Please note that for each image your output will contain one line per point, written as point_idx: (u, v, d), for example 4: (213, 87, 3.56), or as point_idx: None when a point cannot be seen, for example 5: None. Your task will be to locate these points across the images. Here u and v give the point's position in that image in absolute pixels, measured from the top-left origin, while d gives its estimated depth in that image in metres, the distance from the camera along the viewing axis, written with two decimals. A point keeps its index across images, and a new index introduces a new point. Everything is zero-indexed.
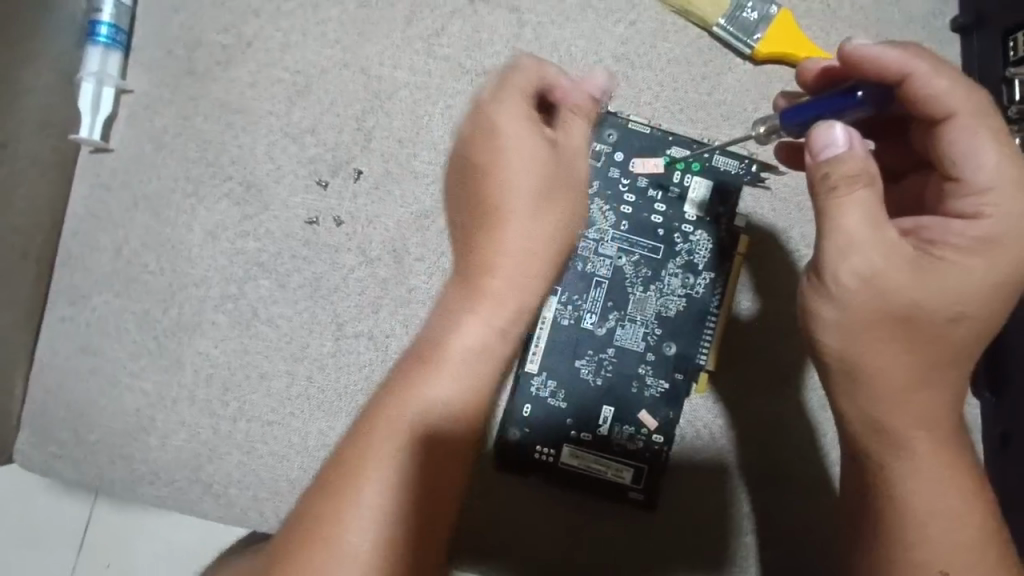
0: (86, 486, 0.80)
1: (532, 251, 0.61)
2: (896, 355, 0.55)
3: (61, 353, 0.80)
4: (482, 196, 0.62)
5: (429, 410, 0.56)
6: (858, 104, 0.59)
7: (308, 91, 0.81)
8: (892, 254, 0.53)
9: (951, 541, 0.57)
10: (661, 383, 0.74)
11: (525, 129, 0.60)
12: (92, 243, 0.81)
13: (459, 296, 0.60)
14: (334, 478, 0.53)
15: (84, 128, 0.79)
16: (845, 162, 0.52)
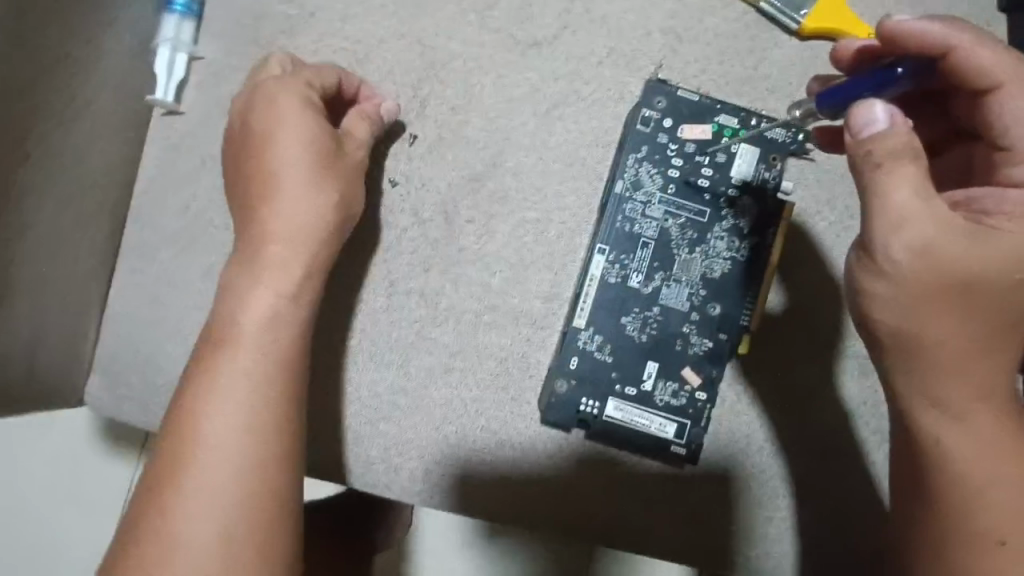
0: (151, 428, 0.85)
1: (306, 222, 0.72)
2: (951, 324, 0.60)
3: (130, 302, 0.85)
4: (251, 172, 0.74)
5: (236, 380, 0.65)
6: (898, 79, 0.63)
7: (367, 60, 0.85)
8: (945, 228, 0.57)
9: (1008, 507, 0.62)
10: (704, 341, 0.81)
11: (289, 109, 0.74)
12: (161, 200, 0.85)
13: (240, 276, 0.71)
14: (168, 469, 0.61)
15: (158, 90, 0.84)
16: (890, 132, 0.56)
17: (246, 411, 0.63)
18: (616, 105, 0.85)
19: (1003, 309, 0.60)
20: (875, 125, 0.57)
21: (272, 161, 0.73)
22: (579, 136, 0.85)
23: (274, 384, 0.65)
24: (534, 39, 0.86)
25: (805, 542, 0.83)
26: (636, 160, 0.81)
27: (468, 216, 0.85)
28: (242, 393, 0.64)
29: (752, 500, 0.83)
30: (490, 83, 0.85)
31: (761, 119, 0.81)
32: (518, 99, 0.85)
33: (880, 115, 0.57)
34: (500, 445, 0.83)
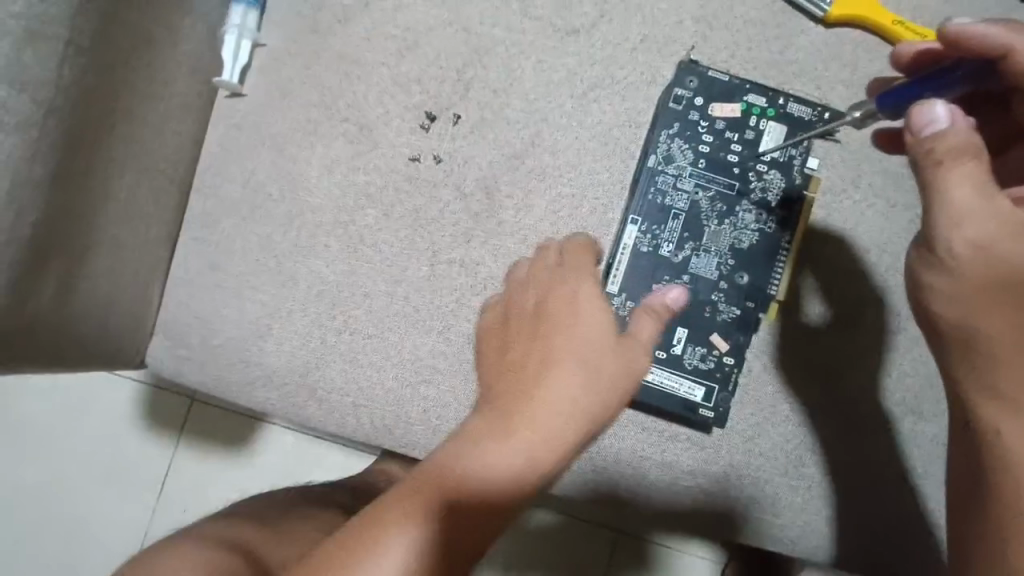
0: (206, 387, 0.90)
1: (557, 434, 0.56)
2: (1020, 320, 0.61)
3: (192, 269, 0.92)
4: (550, 291, 0.64)
5: (407, 529, 0.50)
6: (958, 81, 0.67)
7: (415, 46, 0.92)
8: (1010, 225, 0.60)
9: None
10: (733, 309, 0.86)
11: (590, 282, 0.64)
12: (223, 174, 0.92)
13: (505, 379, 0.59)
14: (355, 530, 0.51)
15: (225, 73, 0.91)
16: (950, 132, 0.60)
17: None
18: (648, 89, 0.90)
19: None
20: (936, 123, 0.61)
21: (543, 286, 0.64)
22: (613, 118, 0.90)
23: None
24: (572, 27, 0.91)
25: (829, 517, 0.85)
26: (668, 137, 0.87)
27: (507, 192, 0.89)
28: (473, 491, 0.52)
29: (778, 475, 0.86)
30: (531, 68, 0.91)
31: (789, 98, 0.86)
32: (556, 83, 0.91)
33: (941, 115, 0.61)
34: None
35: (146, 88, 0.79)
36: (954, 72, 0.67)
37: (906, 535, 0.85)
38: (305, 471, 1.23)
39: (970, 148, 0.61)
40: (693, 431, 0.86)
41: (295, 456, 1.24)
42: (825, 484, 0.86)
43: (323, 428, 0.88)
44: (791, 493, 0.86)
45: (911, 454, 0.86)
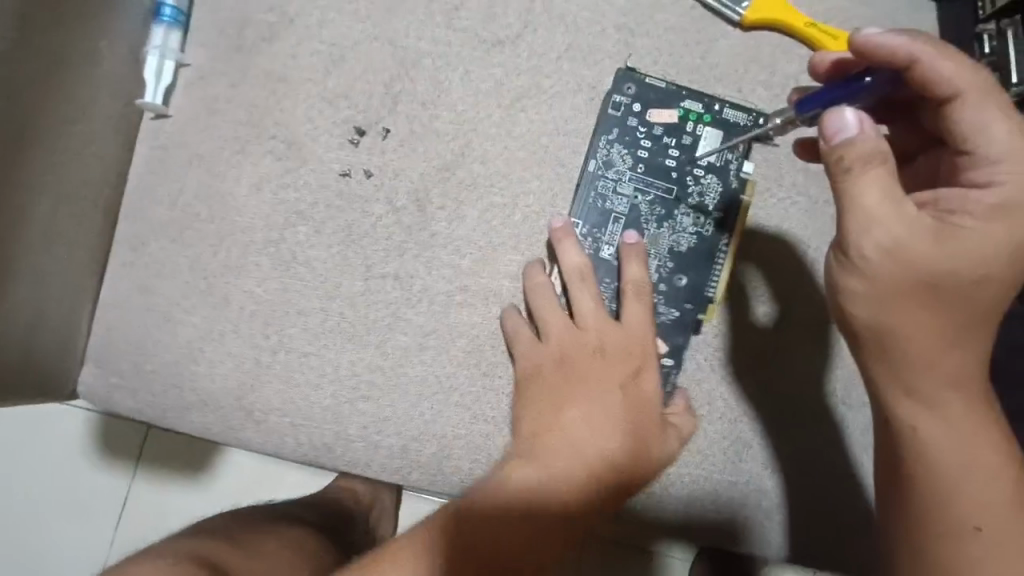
0: (140, 413, 0.88)
1: (590, 453, 0.76)
2: (925, 318, 0.63)
3: (123, 293, 0.90)
4: (594, 334, 0.83)
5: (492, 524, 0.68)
6: (867, 88, 0.68)
7: (342, 60, 0.92)
8: (916, 228, 0.60)
9: (983, 493, 0.63)
10: (671, 311, 0.88)
11: (637, 329, 0.83)
12: (151, 196, 0.91)
13: (554, 415, 0.79)
14: (433, 537, 0.65)
15: (148, 94, 0.90)
16: (858, 139, 0.58)
17: None
18: (574, 96, 0.91)
19: (976, 304, 0.63)
20: (841, 130, 0.58)
21: (598, 351, 0.82)
22: (540, 126, 0.91)
23: None
24: (497, 38, 0.92)
25: (768, 510, 0.86)
26: (607, 142, 0.89)
27: (439, 203, 0.90)
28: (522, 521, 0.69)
29: (717, 470, 0.87)
30: (457, 79, 0.91)
31: (723, 104, 0.88)
32: (483, 93, 0.91)
33: (848, 123, 0.58)
34: (474, 419, 0.87)
35: (65, 109, 0.78)
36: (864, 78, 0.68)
37: (844, 524, 0.86)
38: (267, 489, 1.20)
39: (878, 156, 0.58)
40: None
41: (257, 478, 1.21)
42: (766, 474, 0.87)
43: (263, 450, 0.87)
44: (730, 488, 0.87)
45: (843, 444, 0.88)
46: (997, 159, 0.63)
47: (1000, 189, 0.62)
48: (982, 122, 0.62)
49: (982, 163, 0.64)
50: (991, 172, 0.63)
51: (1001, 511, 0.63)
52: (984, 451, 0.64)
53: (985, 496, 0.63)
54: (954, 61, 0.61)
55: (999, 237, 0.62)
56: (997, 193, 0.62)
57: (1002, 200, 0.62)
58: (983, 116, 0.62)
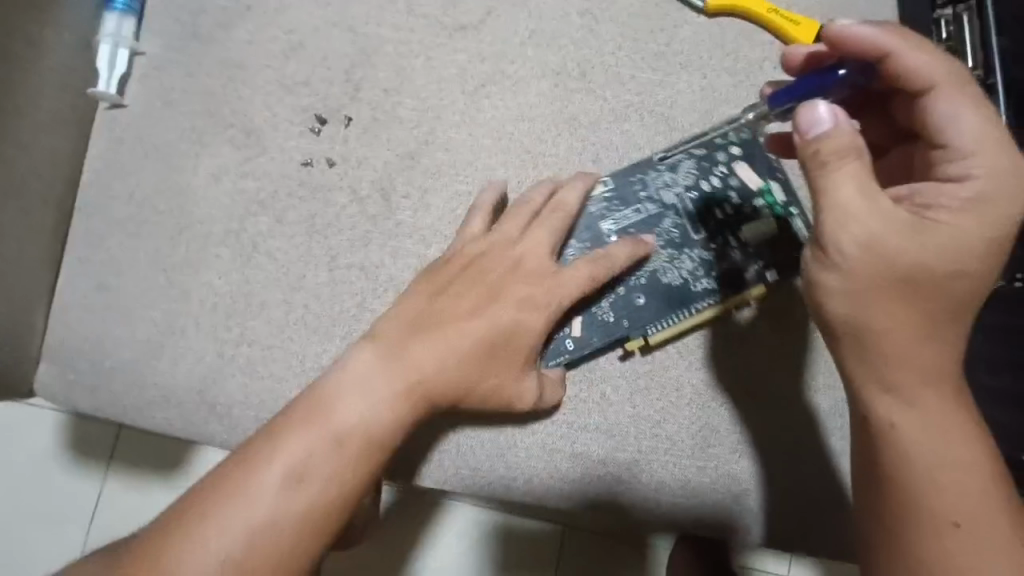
0: (101, 411, 0.86)
1: (455, 369, 0.72)
2: (901, 312, 0.61)
3: (79, 289, 0.87)
4: (508, 252, 0.79)
5: (336, 429, 0.65)
6: (840, 80, 0.68)
7: (301, 48, 0.90)
8: (891, 223, 0.60)
9: (962, 487, 0.60)
10: (609, 312, 0.84)
11: (560, 280, 0.77)
12: (107, 189, 0.88)
13: (431, 318, 0.74)
14: (290, 433, 0.64)
15: (101, 83, 0.87)
16: (834, 131, 0.59)
17: (286, 491, 0.62)
18: (539, 83, 0.90)
19: (955, 298, 0.62)
20: (821, 122, 0.60)
21: (512, 265, 0.78)
22: (505, 112, 0.90)
23: (316, 503, 0.62)
24: (460, 24, 0.91)
25: (740, 496, 0.84)
26: (687, 152, 0.87)
27: (403, 192, 0.88)
28: (379, 415, 0.66)
29: (685, 456, 0.85)
30: (420, 66, 0.90)
31: (800, 215, 0.84)
32: (447, 80, 0.90)
33: (827, 117, 0.60)
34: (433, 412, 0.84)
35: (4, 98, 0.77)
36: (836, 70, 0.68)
37: (821, 513, 0.83)
38: None
39: (857, 151, 0.59)
40: (610, 422, 0.85)
41: None
42: (737, 460, 0.84)
43: (227, 447, 0.85)
44: (699, 473, 0.84)
45: (818, 431, 0.84)
46: (970, 150, 0.64)
47: (974, 182, 0.64)
48: (955, 113, 0.65)
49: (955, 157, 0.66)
50: (964, 166, 0.65)
51: (986, 513, 0.60)
52: (967, 450, 0.62)
53: (970, 496, 0.60)
54: (921, 52, 0.65)
55: (972, 233, 0.62)
56: (972, 185, 0.63)
57: (976, 194, 0.63)
58: (955, 107, 0.65)
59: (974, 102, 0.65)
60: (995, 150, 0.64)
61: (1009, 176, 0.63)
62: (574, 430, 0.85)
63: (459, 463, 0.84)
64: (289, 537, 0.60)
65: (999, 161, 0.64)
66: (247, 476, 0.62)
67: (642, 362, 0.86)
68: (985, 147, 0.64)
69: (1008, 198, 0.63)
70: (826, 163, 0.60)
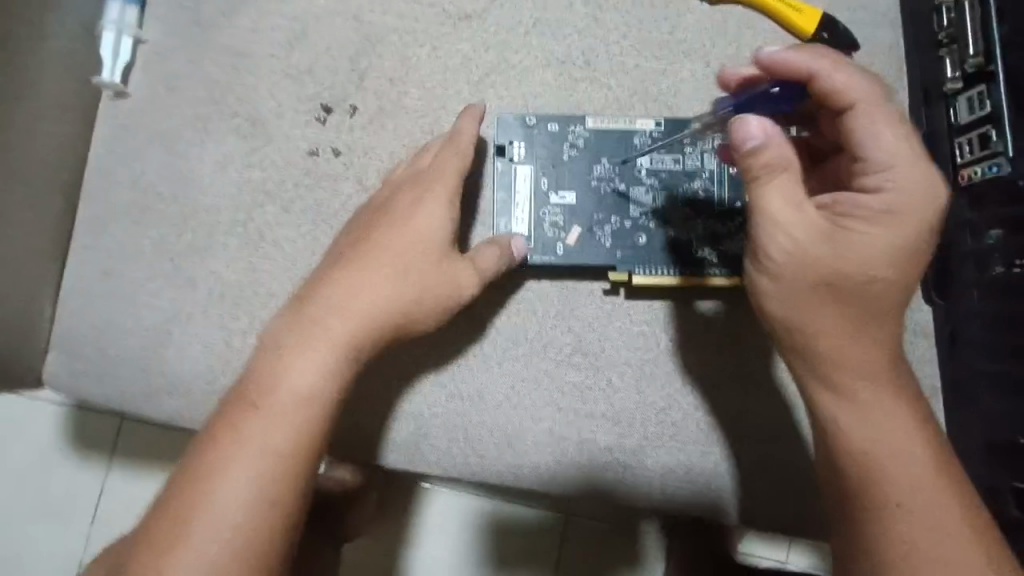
0: (107, 401, 0.86)
1: (383, 302, 0.70)
2: (833, 316, 0.65)
3: (84, 278, 0.87)
4: (397, 190, 0.78)
5: (282, 386, 0.65)
6: (774, 96, 0.71)
7: (306, 36, 0.90)
8: (814, 233, 0.63)
9: (911, 483, 0.62)
10: (606, 239, 0.85)
11: (449, 171, 0.77)
12: (110, 177, 0.88)
13: (346, 267, 0.73)
14: (243, 410, 0.63)
15: (105, 71, 0.87)
16: (762, 146, 0.62)
17: (257, 459, 0.61)
18: (542, 72, 0.90)
19: (882, 298, 0.65)
20: (750, 137, 0.62)
21: (417, 189, 0.77)
22: (510, 101, 0.89)
23: (284, 462, 0.61)
24: (465, 13, 0.91)
25: (745, 482, 0.84)
26: None
27: None
28: (325, 377, 0.66)
29: (690, 443, 0.85)
30: (425, 55, 0.90)
31: None
32: (452, 69, 0.90)
33: (756, 129, 0.62)
34: (451, 398, 0.85)
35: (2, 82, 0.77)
36: (769, 88, 0.71)
37: (800, 493, 0.83)
38: None
39: (782, 164, 0.62)
40: (611, 408, 0.86)
41: None
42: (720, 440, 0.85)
43: None
44: (685, 453, 0.85)
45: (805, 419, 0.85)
46: (887, 164, 0.65)
47: (887, 195, 0.65)
48: (875, 131, 0.66)
49: (870, 170, 0.66)
50: (876, 179, 0.66)
51: (932, 490, 0.62)
52: (909, 436, 0.64)
53: (916, 479, 0.62)
54: (845, 72, 0.66)
55: (893, 240, 0.64)
56: (881, 198, 0.65)
57: (890, 204, 0.65)
58: (874, 124, 0.66)
59: (887, 117, 0.66)
60: (908, 165, 0.65)
61: (923, 187, 0.65)
62: (580, 416, 0.85)
63: (467, 449, 0.84)
64: (266, 506, 0.59)
65: (915, 176, 0.65)
66: (203, 470, 0.60)
67: (643, 349, 0.86)
68: (900, 162, 0.65)
69: (923, 206, 0.65)
70: (755, 175, 0.63)
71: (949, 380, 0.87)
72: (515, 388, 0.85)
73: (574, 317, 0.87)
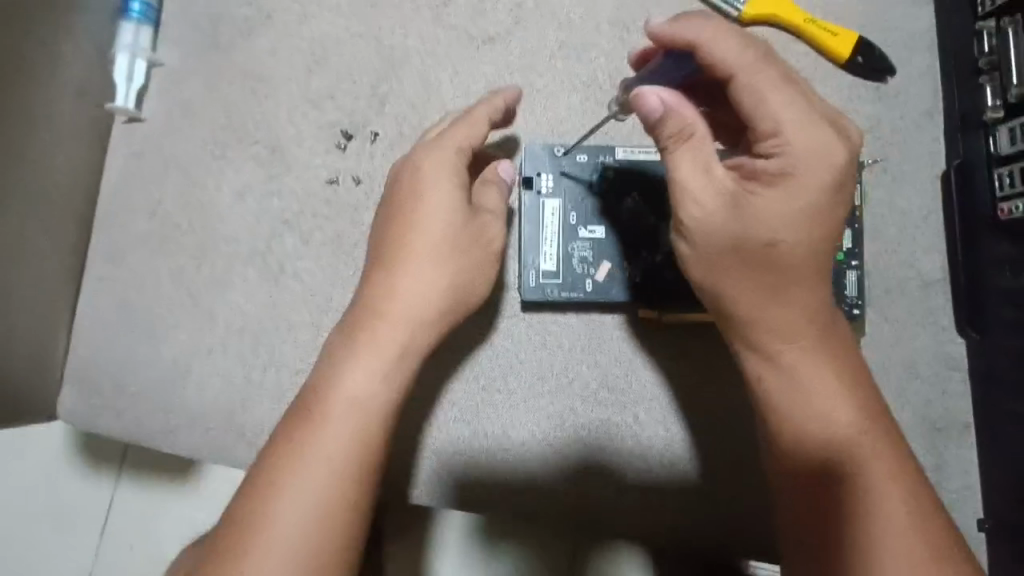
0: (125, 435, 0.85)
1: (420, 303, 0.70)
2: (749, 285, 0.64)
3: (101, 310, 0.86)
4: (399, 180, 0.73)
5: (344, 395, 0.66)
6: (672, 70, 0.67)
7: (326, 60, 0.87)
8: (719, 199, 0.62)
9: (847, 453, 0.63)
10: (636, 275, 0.80)
11: (451, 150, 0.72)
12: (126, 207, 0.86)
13: (379, 273, 0.71)
14: (310, 420, 0.65)
15: (119, 97, 0.85)
16: (666, 114, 0.63)
17: (329, 468, 0.62)
18: (570, 96, 0.87)
19: (802, 265, 0.63)
20: (652, 111, 0.64)
21: (420, 175, 0.72)
22: (536, 126, 0.86)
23: (354, 469, 0.63)
24: (488, 35, 0.88)
25: (738, 511, 0.80)
26: None
27: None
28: (376, 386, 0.67)
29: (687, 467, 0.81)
30: (448, 78, 0.87)
31: (855, 268, 0.81)
32: (476, 93, 0.87)
33: (659, 101, 0.63)
34: (460, 415, 0.83)
35: (4, 115, 0.72)
36: (667, 62, 0.67)
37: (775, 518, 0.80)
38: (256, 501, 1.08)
39: (684, 133, 0.63)
40: (603, 430, 0.82)
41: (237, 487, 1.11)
42: (702, 471, 0.81)
43: None
44: (668, 476, 0.81)
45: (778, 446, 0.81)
46: (779, 129, 0.60)
47: (783, 158, 0.61)
48: (762, 97, 0.60)
49: (761, 137, 0.62)
50: (767, 144, 0.61)
51: (863, 452, 0.62)
52: (835, 401, 0.64)
53: (848, 446, 0.63)
54: (731, 36, 0.60)
55: (796, 204, 0.61)
56: (775, 161, 0.61)
57: (787, 167, 0.61)
58: (758, 92, 0.60)
59: (774, 80, 0.60)
60: (802, 127, 0.60)
61: (815, 150, 0.60)
62: (566, 439, 0.82)
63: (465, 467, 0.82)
64: (338, 512, 0.61)
65: (804, 137, 0.60)
66: (272, 485, 0.62)
67: (627, 370, 0.84)
68: (790, 124, 0.60)
69: (819, 165, 0.61)
70: (665, 145, 0.64)
71: (979, 417, 0.88)
72: (513, 406, 0.83)
73: (600, 352, 0.84)
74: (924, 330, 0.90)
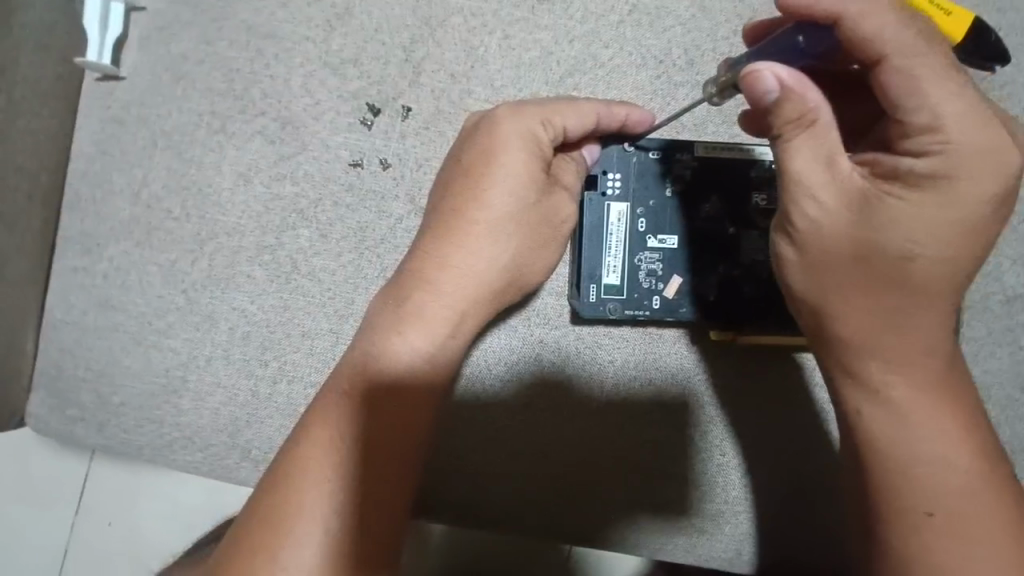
0: (110, 450, 0.73)
1: (473, 279, 0.61)
2: (863, 302, 0.51)
3: (76, 308, 0.73)
4: (470, 149, 0.63)
5: (390, 376, 0.56)
6: (800, 50, 0.50)
7: (349, 16, 0.73)
8: (841, 199, 0.49)
9: (952, 506, 0.51)
10: (707, 292, 0.70)
11: (529, 117, 0.62)
12: (104, 186, 0.73)
13: (433, 244, 0.62)
14: (348, 404, 0.55)
15: (93, 51, 0.71)
16: (783, 101, 0.48)
17: (362, 459, 0.53)
18: (637, 74, 0.74)
19: (941, 283, 0.50)
20: (767, 91, 0.48)
21: (487, 144, 0.62)
22: None
23: (389, 464, 0.53)
24: None
25: (777, 539, 0.73)
26: None
27: None
28: (424, 365, 0.57)
29: (731, 482, 0.73)
30: (496, 44, 0.73)
31: None
32: (528, 65, 0.73)
33: (777, 79, 0.48)
34: (504, 398, 0.75)
35: None
36: (794, 36, 0.50)
37: (825, 551, 0.72)
38: None
39: (804, 119, 0.48)
40: (638, 435, 0.74)
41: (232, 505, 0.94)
42: (753, 504, 0.73)
43: None
44: (720, 504, 0.73)
45: (836, 472, 0.73)
46: (938, 124, 0.46)
47: (940, 157, 0.47)
48: (919, 84, 0.46)
49: (912, 131, 0.47)
50: (920, 141, 0.47)
51: (961, 509, 0.51)
52: (947, 449, 0.52)
53: (960, 494, 0.51)
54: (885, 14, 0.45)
55: (950, 215, 0.47)
56: (928, 161, 0.47)
57: (942, 171, 0.47)
58: (913, 77, 0.46)
59: (939, 63, 0.46)
60: (968, 119, 0.46)
61: (987, 151, 0.46)
62: (595, 446, 0.74)
63: (494, 462, 0.74)
64: (363, 514, 0.51)
65: (973, 135, 0.46)
66: (297, 476, 0.51)
67: (671, 375, 0.74)
68: (953, 118, 0.46)
69: (987, 170, 0.47)
70: (777, 132, 0.50)
71: None
72: (552, 396, 0.75)
73: (654, 372, 0.74)
74: (1004, 349, 0.79)
